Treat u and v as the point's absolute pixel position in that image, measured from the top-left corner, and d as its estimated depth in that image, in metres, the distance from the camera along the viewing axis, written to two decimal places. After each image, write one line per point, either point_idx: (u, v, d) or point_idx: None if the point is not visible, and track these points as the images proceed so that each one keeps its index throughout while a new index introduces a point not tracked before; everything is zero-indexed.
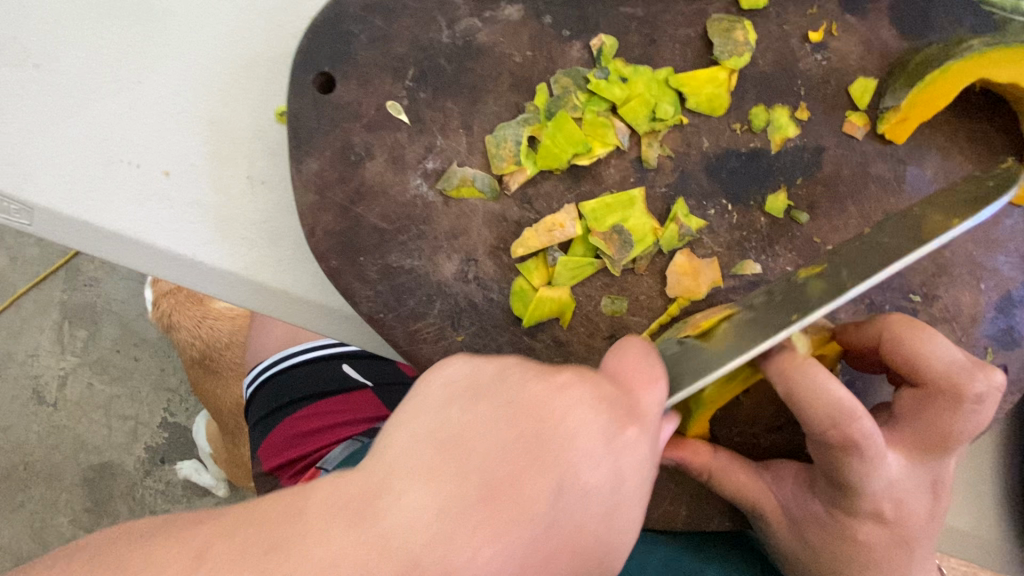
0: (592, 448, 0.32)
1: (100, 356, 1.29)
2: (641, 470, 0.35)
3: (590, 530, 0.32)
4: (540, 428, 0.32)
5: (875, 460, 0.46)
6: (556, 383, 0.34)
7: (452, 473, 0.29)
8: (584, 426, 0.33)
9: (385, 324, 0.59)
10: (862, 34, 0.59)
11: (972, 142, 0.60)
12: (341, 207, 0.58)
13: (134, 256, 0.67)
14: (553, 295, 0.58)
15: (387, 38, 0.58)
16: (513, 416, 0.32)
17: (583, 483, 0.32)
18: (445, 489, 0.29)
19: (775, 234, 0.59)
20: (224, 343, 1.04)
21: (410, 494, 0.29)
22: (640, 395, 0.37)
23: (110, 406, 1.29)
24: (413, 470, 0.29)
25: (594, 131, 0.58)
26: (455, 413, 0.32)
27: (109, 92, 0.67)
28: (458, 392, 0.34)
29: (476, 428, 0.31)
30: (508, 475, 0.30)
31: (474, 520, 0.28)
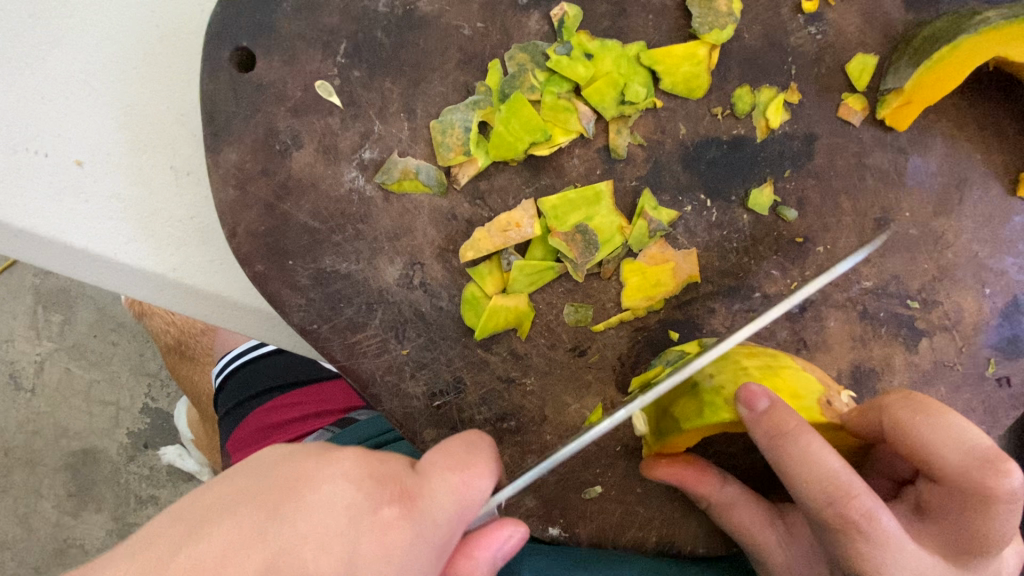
0: (327, 532, 0.29)
1: (77, 341, 1.15)
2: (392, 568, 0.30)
3: None
4: (284, 495, 0.30)
5: (889, 545, 0.40)
6: (325, 455, 0.32)
7: (164, 546, 0.28)
8: (331, 502, 0.30)
9: (320, 337, 0.52)
10: (864, 4, 0.51)
11: (982, 130, 0.53)
12: (266, 203, 0.51)
13: (49, 257, 0.60)
14: (509, 304, 0.52)
15: (314, 7, 0.50)
16: (258, 489, 0.30)
17: (308, 565, 0.29)
18: (145, 563, 0.27)
19: (758, 234, 0.53)
20: (200, 331, 0.93)
21: (110, 570, 0.27)
22: (428, 476, 0.33)
23: (90, 391, 1.15)
24: (141, 538, 0.28)
25: (554, 116, 0.50)
26: (214, 485, 0.31)
27: (7, 68, 0.58)
28: (230, 467, 0.33)
29: (223, 502, 0.30)
30: (218, 554, 0.27)
31: None
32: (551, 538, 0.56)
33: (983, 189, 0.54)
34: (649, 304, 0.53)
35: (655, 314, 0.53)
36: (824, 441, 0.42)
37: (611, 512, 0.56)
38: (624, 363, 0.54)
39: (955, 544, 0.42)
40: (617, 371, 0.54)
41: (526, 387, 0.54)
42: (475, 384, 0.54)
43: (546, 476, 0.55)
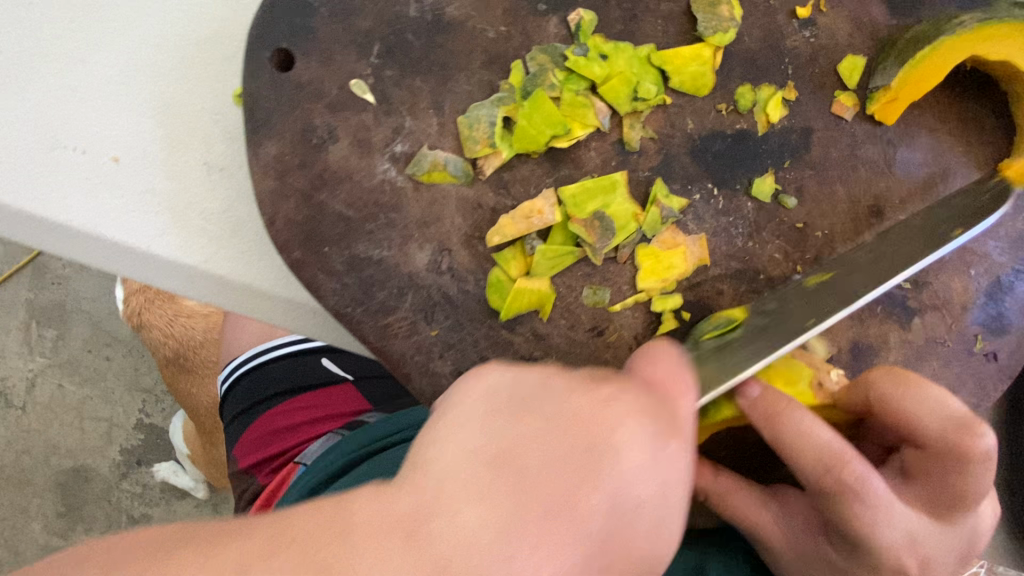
0: (637, 461, 0.31)
1: (70, 357, 1.18)
2: (685, 485, 0.33)
3: (639, 535, 0.31)
4: (591, 435, 0.31)
5: (879, 508, 0.44)
6: (597, 396, 0.32)
7: (489, 486, 0.28)
8: (633, 439, 0.31)
9: (353, 319, 0.55)
10: (851, 11, 0.57)
11: (962, 124, 0.58)
12: (303, 193, 0.54)
13: (83, 250, 0.63)
14: (532, 286, 0.55)
15: (349, 12, 0.54)
16: (562, 429, 0.31)
17: (633, 491, 0.31)
18: (490, 503, 0.28)
19: (761, 220, 0.57)
20: (199, 342, 0.96)
21: (463, 512, 0.27)
22: (679, 404, 0.35)
23: (82, 408, 1.17)
24: (442, 483, 0.28)
25: (573, 111, 0.54)
26: (506, 423, 0.31)
27: (49, 71, 0.61)
28: (495, 404, 0.32)
29: (531, 439, 0.30)
30: (548, 481, 0.29)
31: (515, 528, 0.28)
32: None
33: (965, 178, 0.58)
34: (663, 286, 0.56)
35: (668, 296, 0.57)
36: (815, 416, 0.46)
37: None
38: (641, 342, 0.57)
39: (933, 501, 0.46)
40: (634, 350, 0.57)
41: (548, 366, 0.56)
42: None
43: None
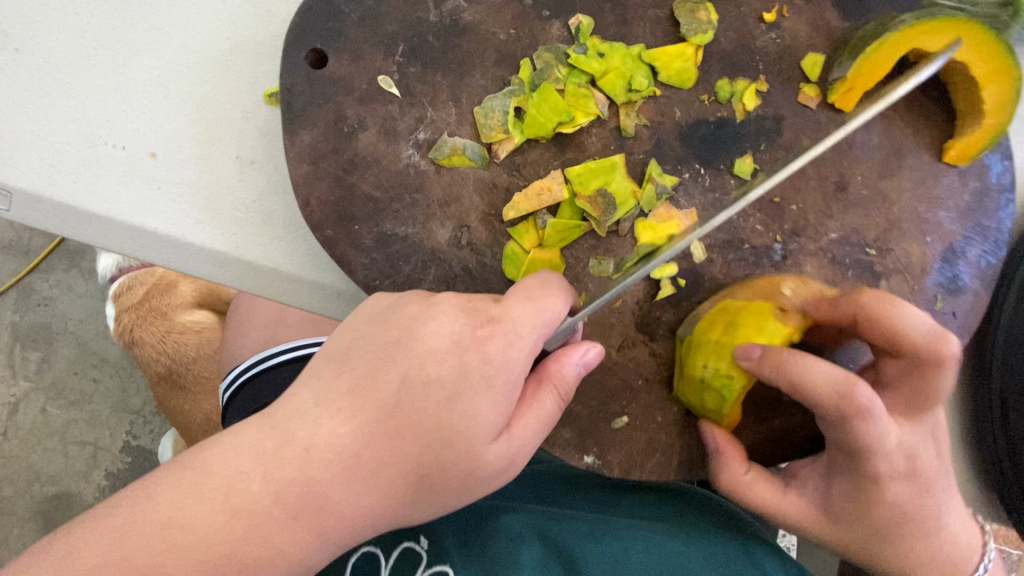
0: (436, 353, 0.47)
1: (54, 379, 1.46)
2: (489, 370, 0.47)
3: (439, 407, 0.47)
4: (398, 333, 0.49)
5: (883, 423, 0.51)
6: (426, 305, 0.50)
7: (326, 377, 0.48)
8: (439, 330, 0.48)
9: (381, 292, 0.60)
10: (811, 15, 0.65)
11: (911, 111, 0.67)
12: (335, 177, 0.60)
13: (118, 239, 0.67)
14: (544, 256, 0.61)
15: (376, 17, 0.60)
16: (390, 330, 0.49)
17: (427, 369, 0.47)
18: (319, 386, 0.48)
19: (744, 196, 0.64)
20: (192, 358, 1.26)
21: (300, 393, 0.48)
22: (513, 305, 0.49)
23: (66, 429, 1.46)
24: (315, 372, 0.49)
25: (576, 101, 0.62)
26: (357, 328, 0.51)
27: (93, 74, 0.67)
28: (374, 317, 0.51)
29: (354, 344, 0.50)
30: (369, 372, 0.48)
31: (353, 394, 0.47)
32: (587, 467, 0.64)
33: (916, 157, 0.67)
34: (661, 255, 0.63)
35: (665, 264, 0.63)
36: (816, 357, 0.53)
37: (633, 438, 0.64)
38: (642, 306, 0.64)
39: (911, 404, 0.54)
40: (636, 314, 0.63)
41: None
42: None
43: (578, 409, 0.63)
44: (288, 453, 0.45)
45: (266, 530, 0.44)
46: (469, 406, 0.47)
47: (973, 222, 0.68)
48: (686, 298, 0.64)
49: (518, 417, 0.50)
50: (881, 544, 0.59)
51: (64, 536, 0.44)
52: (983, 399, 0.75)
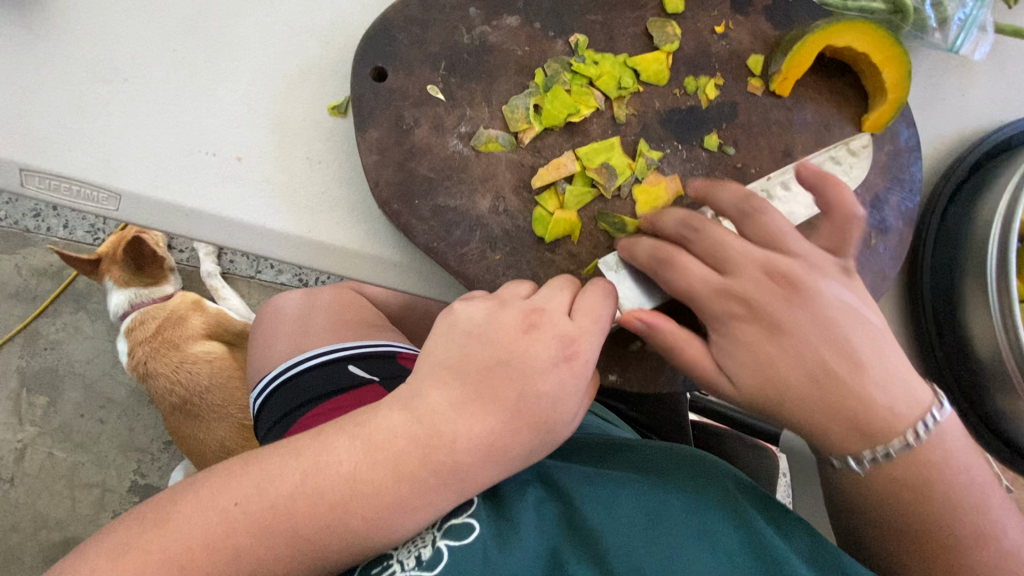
0: (540, 366, 0.63)
1: (65, 421, 1.94)
2: (576, 378, 0.64)
3: (545, 405, 0.63)
4: (505, 348, 0.63)
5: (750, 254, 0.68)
6: (524, 325, 0.65)
7: (448, 385, 0.62)
8: (541, 348, 0.64)
9: (439, 252, 0.76)
10: (750, 27, 0.86)
11: (833, 94, 0.87)
12: (398, 163, 0.76)
13: (210, 229, 0.81)
14: (565, 216, 0.78)
15: (423, 41, 0.78)
16: (496, 343, 0.64)
17: (538, 379, 0.63)
18: (445, 389, 0.62)
19: (714, 164, 0.83)
20: (205, 387, 1.58)
21: (433, 393, 0.62)
22: (591, 329, 0.65)
23: (76, 466, 1.93)
24: (438, 378, 0.63)
25: (580, 97, 0.80)
26: (463, 342, 0.65)
27: (189, 97, 0.82)
28: (473, 333, 0.65)
29: (467, 355, 0.64)
30: (486, 378, 0.62)
31: (477, 394, 0.62)
32: (610, 384, 0.79)
33: (842, 128, 0.87)
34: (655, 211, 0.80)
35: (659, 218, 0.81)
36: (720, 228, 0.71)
37: (648, 359, 0.79)
38: None
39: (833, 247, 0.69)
40: None
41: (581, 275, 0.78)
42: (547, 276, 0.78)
43: (601, 337, 0.79)
44: (439, 443, 0.60)
45: (422, 497, 0.60)
46: (564, 410, 0.64)
47: (891, 176, 0.88)
48: None
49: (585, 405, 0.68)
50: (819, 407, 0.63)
51: (242, 475, 0.61)
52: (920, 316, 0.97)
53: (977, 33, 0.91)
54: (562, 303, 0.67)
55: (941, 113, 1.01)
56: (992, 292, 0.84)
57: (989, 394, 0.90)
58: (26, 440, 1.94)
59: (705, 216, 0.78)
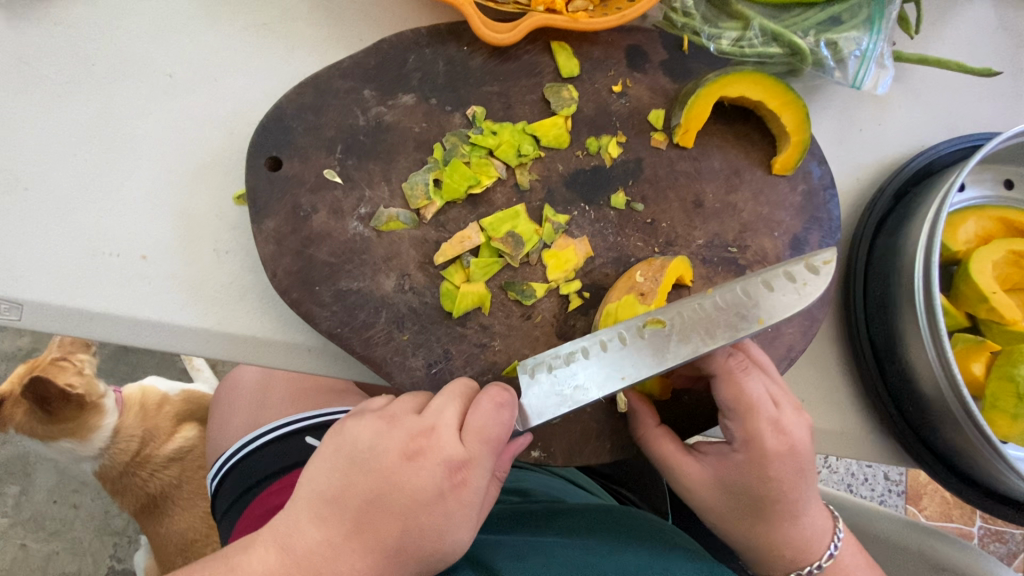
0: (424, 496, 0.62)
1: (35, 510, 1.83)
2: (465, 505, 0.63)
3: (431, 536, 0.61)
4: (389, 478, 0.62)
5: (748, 378, 0.69)
6: (406, 452, 0.63)
7: (328, 522, 0.61)
8: (426, 475, 0.62)
9: (343, 337, 0.74)
10: (649, 83, 0.87)
11: (740, 140, 0.87)
12: (296, 251, 0.75)
13: (116, 330, 0.80)
14: (472, 289, 0.76)
15: (317, 127, 0.78)
16: (377, 472, 0.62)
17: (420, 512, 0.61)
18: (324, 527, 0.61)
19: (624, 221, 0.82)
20: (181, 483, 1.54)
21: (312, 532, 0.61)
22: (478, 448, 0.63)
23: (51, 557, 1.83)
24: (316, 514, 0.62)
25: (480, 168, 0.80)
26: (345, 471, 0.63)
27: (92, 200, 0.82)
28: (354, 461, 0.63)
29: (348, 486, 0.62)
30: (368, 513, 0.61)
31: (357, 530, 0.61)
32: (534, 460, 0.75)
33: (751, 173, 0.87)
34: (567, 275, 0.79)
35: (572, 280, 0.79)
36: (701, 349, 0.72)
37: (572, 431, 0.76)
38: (560, 319, 0.78)
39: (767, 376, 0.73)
40: (555, 325, 0.78)
41: (494, 347, 0.76)
42: (459, 351, 0.76)
43: None
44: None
45: None
46: (454, 538, 0.62)
47: (809, 215, 0.87)
48: (593, 306, 0.79)
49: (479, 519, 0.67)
50: (760, 525, 0.72)
51: None
52: (858, 351, 0.94)
53: (875, 67, 0.92)
54: (452, 419, 0.65)
55: (861, 143, 1.00)
56: (923, 325, 0.82)
57: (938, 430, 0.86)
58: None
59: (632, 327, 0.69)
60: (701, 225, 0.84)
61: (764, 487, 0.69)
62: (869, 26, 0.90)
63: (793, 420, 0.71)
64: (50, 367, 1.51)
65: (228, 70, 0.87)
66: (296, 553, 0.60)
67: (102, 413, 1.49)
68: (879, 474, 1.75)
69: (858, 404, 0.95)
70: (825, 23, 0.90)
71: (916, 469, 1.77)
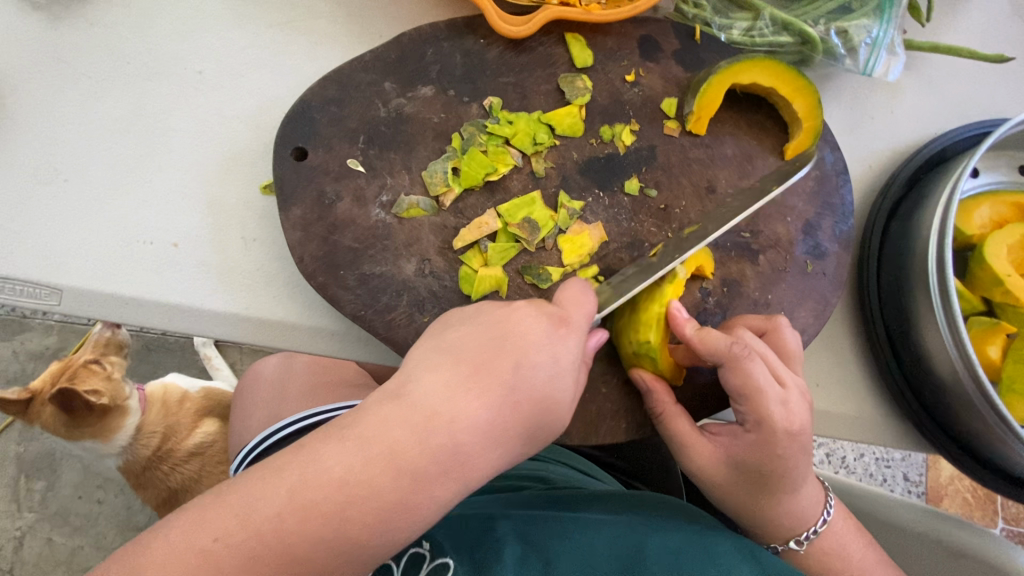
0: (532, 342, 0.58)
1: (61, 506, 1.87)
2: (568, 354, 0.59)
3: (541, 381, 0.57)
4: (498, 330, 0.59)
5: (754, 364, 0.69)
6: (509, 307, 0.61)
7: (438, 371, 0.56)
8: (531, 323, 0.59)
9: (366, 319, 0.76)
10: (661, 72, 0.88)
11: (752, 127, 0.88)
12: (321, 237, 0.78)
13: (148, 315, 0.83)
14: (490, 273, 0.78)
15: (341, 118, 0.81)
16: (484, 323, 0.60)
17: (529, 357, 0.57)
18: (437, 372, 0.56)
19: (637, 207, 0.84)
20: (201, 477, 1.58)
21: (424, 380, 0.56)
22: (570, 310, 0.63)
23: (75, 552, 1.86)
24: (428, 363, 0.57)
25: (497, 156, 0.82)
26: (451, 331, 0.61)
27: (127, 191, 0.86)
28: (461, 321, 0.62)
29: (460, 338, 0.59)
30: (480, 358, 0.57)
31: (471, 374, 0.56)
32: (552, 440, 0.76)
33: (764, 160, 0.88)
34: (582, 259, 0.81)
35: (586, 264, 0.81)
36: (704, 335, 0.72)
37: (588, 410, 0.78)
38: None
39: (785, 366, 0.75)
40: None
41: None
42: None
43: None
44: (437, 425, 0.54)
45: (390, 520, 0.52)
46: (561, 384, 0.59)
47: (821, 200, 0.88)
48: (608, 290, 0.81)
49: (578, 382, 0.63)
50: (765, 498, 0.74)
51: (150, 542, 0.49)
52: (874, 336, 0.94)
53: (886, 54, 0.94)
54: (541, 294, 0.65)
55: (873, 131, 1.00)
56: (937, 310, 0.82)
57: (955, 414, 0.87)
58: (25, 528, 1.86)
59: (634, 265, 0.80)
60: (714, 210, 0.85)
61: (772, 467, 0.70)
62: (879, 15, 0.91)
63: (801, 402, 0.70)
64: (80, 370, 1.51)
65: (254, 66, 0.91)
66: (409, 397, 0.55)
67: (126, 413, 1.53)
68: (898, 473, 1.73)
69: (874, 390, 0.96)
70: (836, 12, 0.91)
71: (938, 467, 1.75)
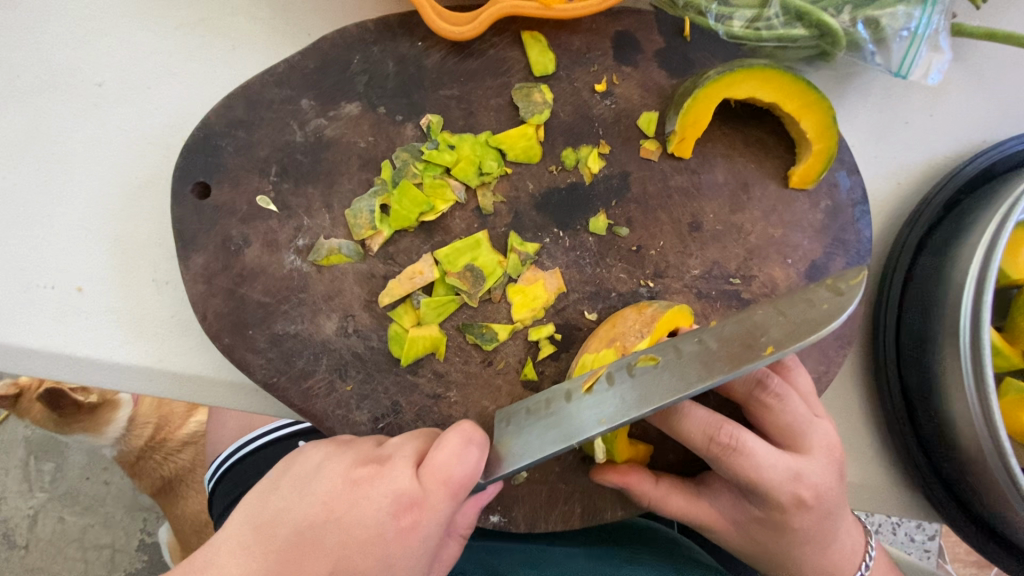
0: (365, 538, 0.47)
1: (69, 487, 1.54)
2: (412, 558, 0.48)
3: None
4: (327, 513, 0.48)
5: (750, 455, 0.53)
6: (351, 478, 0.50)
7: (252, 554, 0.47)
8: (371, 507, 0.48)
9: (280, 387, 0.66)
10: (640, 79, 0.72)
11: (750, 147, 0.72)
12: (227, 290, 0.67)
13: (54, 368, 0.75)
14: (423, 334, 0.67)
15: (250, 146, 0.69)
16: (320, 496, 0.49)
17: (357, 558, 0.47)
18: (246, 559, 0.46)
19: (603, 249, 0.70)
20: (190, 468, 1.38)
21: (229, 565, 0.46)
22: (423, 487, 0.49)
23: (82, 539, 1.54)
24: (240, 541, 0.48)
25: (434, 191, 0.69)
26: (280, 495, 0.51)
27: (24, 228, 0.76)
28: (300, 482, 0.51)
29: (285, 511, 0.49)
30: (297, 549, 0.47)
31: (280, 572, 0.46)
32: (493, 525, 0.67)
33: (762, 187, 0.72)
34: (534, 314, 0.69)
35: (540, 319, 0.69)
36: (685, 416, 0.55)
37: (537, 492, 0.67)
38: (524, 365, 0.68)
39: (794, 439, 0.57)
40: (520, 373, 0.68)
41: (450, 398, 0.68)
42: (409, 403, 0.67)
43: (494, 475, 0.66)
44: None
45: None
46: None
47: (831, 237, 0.73)
48: (565, 351, 0.69)
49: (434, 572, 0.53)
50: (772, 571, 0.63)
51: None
52: (884, 390, 0.81)
53: (927, 49, 0.75)
54: (410, 453, 0.53)
55: (903, 140, 0.83)
56: (964, 378, 0.67)
57: (976, 490, 0.74)
58: (36, 507, 1.54)
59: (622, 365, 0.56)
60: (697, 251, 0.71)
61: (761, 552, 0.60)
62: None
63: (819, 468, 0.56)
64: None
65: (165, 76, 0.78)
66: None
67: (115, 407, 1.35)
68: None
69: (881, 451, 0.83)
70: None
71: None
